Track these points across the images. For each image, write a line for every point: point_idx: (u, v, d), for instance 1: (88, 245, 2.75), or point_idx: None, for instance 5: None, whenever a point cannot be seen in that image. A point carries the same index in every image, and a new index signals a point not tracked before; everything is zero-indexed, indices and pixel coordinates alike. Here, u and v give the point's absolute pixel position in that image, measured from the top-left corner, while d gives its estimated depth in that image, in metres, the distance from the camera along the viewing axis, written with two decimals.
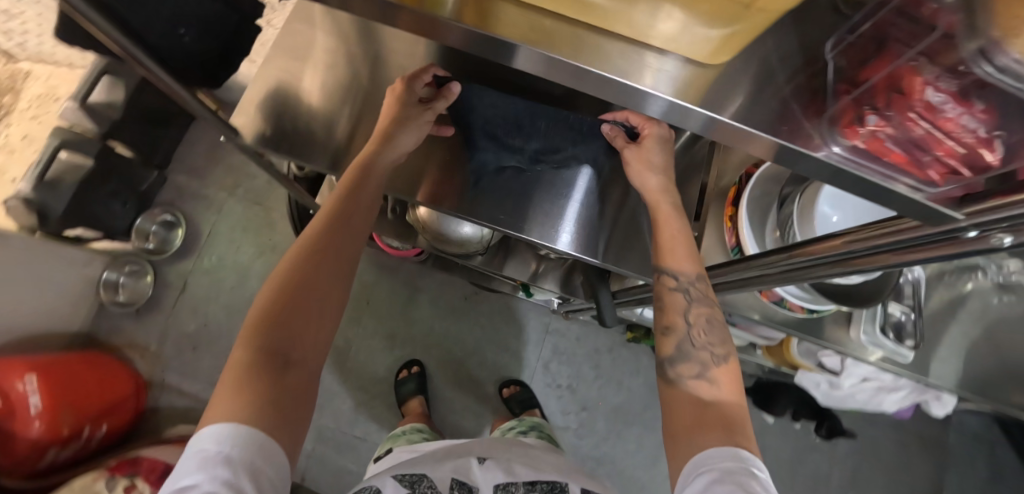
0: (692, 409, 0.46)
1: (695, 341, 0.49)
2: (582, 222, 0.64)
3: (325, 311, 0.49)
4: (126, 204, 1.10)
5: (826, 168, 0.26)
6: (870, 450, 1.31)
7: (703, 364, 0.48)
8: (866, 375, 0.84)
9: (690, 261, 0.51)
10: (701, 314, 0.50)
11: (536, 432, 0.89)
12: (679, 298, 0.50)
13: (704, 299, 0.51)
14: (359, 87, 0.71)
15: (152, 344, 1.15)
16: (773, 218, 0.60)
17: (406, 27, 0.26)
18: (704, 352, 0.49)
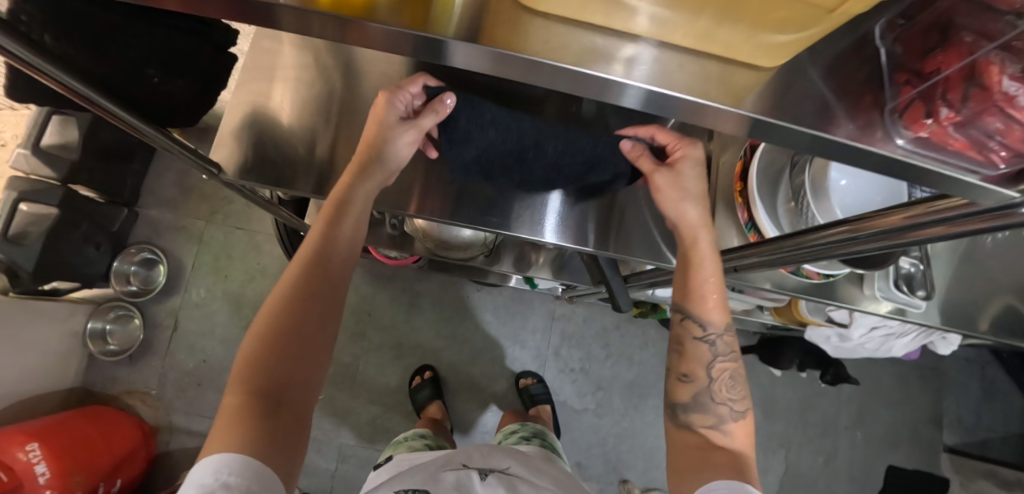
0: (698, 452, 0.49)
1: (714, 396, 0.51)
2: (591, 214, 0.63)
3: (318, 337, 0.46)
4: (101, 248, 1.05)
5: (892, 162, 0.26)
6: (874, 388, 1.36)
7: (719, 418, 0.50)
8: (874, 324, 0.86)
9: (719, 310, 0.52)
10: (725, 370, 0.52)
11: (537, 440, 0.83)
12: (705, 349, 0.52)
13: (728, 353, 0.52)
14: (336, 101, 0.67)
15: (152, 388, 1.11)
16: (785, 187, 0.60)
17: (359, 42, 0.24)
18: (722, 407, 0.50)
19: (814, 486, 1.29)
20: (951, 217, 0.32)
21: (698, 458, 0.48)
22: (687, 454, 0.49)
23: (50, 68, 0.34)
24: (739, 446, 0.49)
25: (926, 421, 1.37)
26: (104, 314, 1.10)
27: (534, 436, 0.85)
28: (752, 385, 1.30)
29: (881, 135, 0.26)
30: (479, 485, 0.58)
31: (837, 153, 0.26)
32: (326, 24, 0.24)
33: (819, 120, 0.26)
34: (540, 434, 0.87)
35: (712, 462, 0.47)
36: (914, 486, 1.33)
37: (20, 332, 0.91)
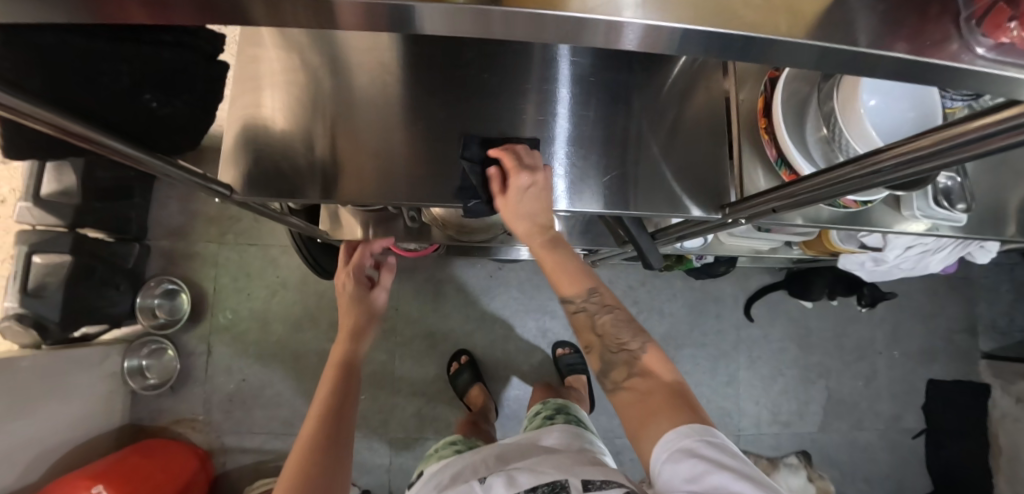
0: (635, 404, 0.47)
1: (610, 347, 0.50)
2: (607, 177, 0.66)
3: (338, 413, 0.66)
4: (121, 286, 1.05)
5: (967, 73, 0.25)
6: (907, 305, 1.35)
7: (629, 365, 0.49)
8: (909, 243, 0.84)
9: (580, 282, 0.52)
10: (608, 322, 0.51)
11: (562, 415, 0.83)
12: (582, 319, 0.51)
13: (604, 310, 0.51)
14: (328, 97, 0.65)
15: (198, 414, 1.12)
16: (814, 115, 0.57)
17: (351, 25, 0.22)
18: (624, 354, 0.50)
19: (857, 409, 1.31)
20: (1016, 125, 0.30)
21: (640, 408, 0.46)
22: (629, 410, 0.47)
23: (33, 106, 0.31)
24: (659, 377, 0.49)
25: (960, 331, 1.37)
26: (137, 351, 1.10)
27: (559, 411, 0.84)
28: (784, 321, 1.30)
29: (958, 47, 0.25)
30: (480, 486, 0.56)
31: (849, 63, 0.25)
32: (303, 12, 0.21)
33: (880, 38, 0.24)
34: (563, 410, 0.86)
35: (653, 414, 0.45)
36: (953, 394, 1.34)
37: (59, 381, 0.92)
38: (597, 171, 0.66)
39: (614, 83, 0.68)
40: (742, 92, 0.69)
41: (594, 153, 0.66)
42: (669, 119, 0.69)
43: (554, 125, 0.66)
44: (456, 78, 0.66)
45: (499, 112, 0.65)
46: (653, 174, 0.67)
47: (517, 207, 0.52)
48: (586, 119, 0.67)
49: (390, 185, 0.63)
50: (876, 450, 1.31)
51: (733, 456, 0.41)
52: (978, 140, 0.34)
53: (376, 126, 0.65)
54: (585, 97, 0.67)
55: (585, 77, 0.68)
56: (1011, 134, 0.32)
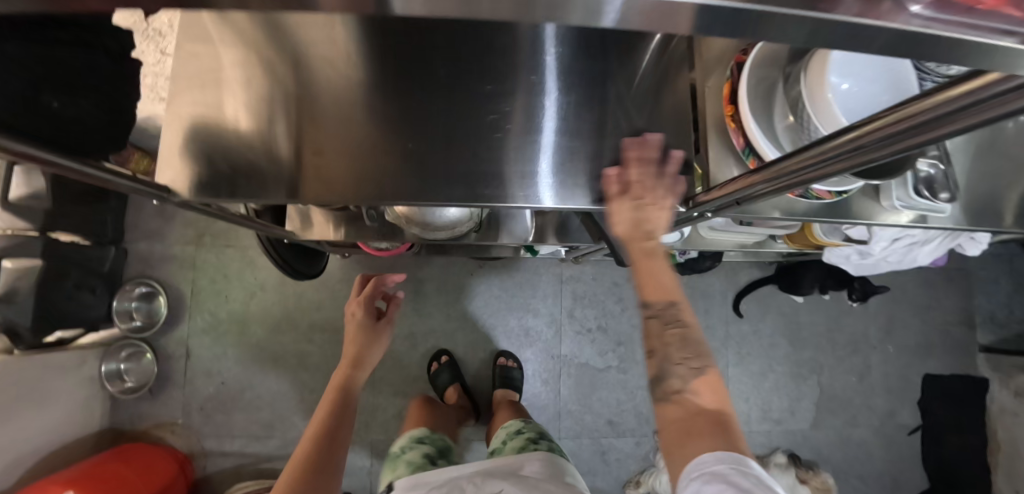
0: (682, 415, 0.48)
1: (673, 358, 0.50)
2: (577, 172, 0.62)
3: (337, 441, 0.65)
4: (95, 290, 1.04)
5: (900, 37, 0.20)
6: (902, 297, 1.32)
7: (682, 379, 0.50)
8: (896, 235, 0.81)
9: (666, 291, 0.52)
10: (674, 335, 0.51)
11: (546, 442, 0.80)
12: (653, 325, 0.52)
13: (677, 322, 0.52)
14: (286, 94, 0.63)
15: (178, 418, 1.11)
16: (781, 102, 0.55)
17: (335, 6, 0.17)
18: (682, 367, 0.50)
19: (851, 405, 1.28)
20: (969, 104, 0.28)
21: (684, 426, 0.47)
22: (672, 424, 0.48)
23: None
24: (712, 403, 0.49)
25: (958, 323, 1.33)
26: (116, 354, 1.09)
27: (542, 435, 0.82)
28: (775, 316, 1.27)
29: (891, 4, 0.20)
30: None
31: (835, 35, 0.21)
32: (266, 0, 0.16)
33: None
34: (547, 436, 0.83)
35: (695, 436, 0.46)
36: (951, 389, 1.31)
37: (33, 386, 0.91)
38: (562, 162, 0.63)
39: (592, 76, 0.66)
40: (709, 80, 0.66)
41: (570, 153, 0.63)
42: (643, 111, 0.65)
43: (543, 124, 0.63)
44: (416, 71, 0.64)
45: (461, 105, 0.63)
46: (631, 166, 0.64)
47: (624, 215, 0.56)
48: (571, 109, 0.64)
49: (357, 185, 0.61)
50: (872, 447, 1.27)
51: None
52: (931, 124, 0.31)
53: (336, 121, 0.63)
54: (547, 88, 0.64)
55: (566, 69, 0.65)
56: (966, 115, 0.29)
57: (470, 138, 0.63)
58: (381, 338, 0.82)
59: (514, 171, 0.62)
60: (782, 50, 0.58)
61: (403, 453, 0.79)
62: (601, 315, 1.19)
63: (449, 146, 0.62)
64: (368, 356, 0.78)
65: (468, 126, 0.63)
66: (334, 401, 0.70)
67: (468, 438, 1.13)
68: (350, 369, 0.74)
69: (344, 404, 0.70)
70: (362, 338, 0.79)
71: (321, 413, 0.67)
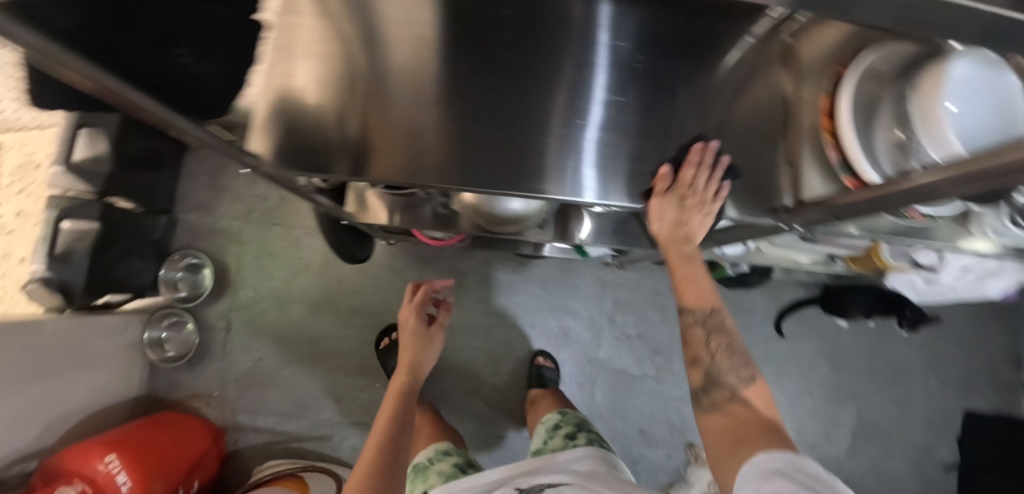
0: (726, 423, 0.53)
1: (719, 368, 0.57)
2: (642, 172, 0.64)
3: (400, 448, 0.73)
4: (145, 257, 1.05)
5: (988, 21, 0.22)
6: (948, 329, 1.28)
7: (732, 389, 0.56)
8: (967, 264, 0.80)
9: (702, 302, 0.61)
10: (721, 344, 0.59)
11: (585, 434, 0.80)
12: (696, 332, 0.60)
13: (719, 332, 0.59)
14: (363, 70, 0.61)
15: (214, 391, 1.12)
16: (885, 119, 0.54)
17: None
18: (729, 378, 0.56)
19: (888, 435, 1.24)
20: None
21: (730, 438, 0.51)
22: (720, 436, 0.52)
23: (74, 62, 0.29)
24: (754, 414, 0.54)
25: (1003, 360, 1.29)
26: (158, 323, 1.10)
27: (580, 429, 0.81)
28: (815, 337, 1.24)
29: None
30: None
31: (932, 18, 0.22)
32: None
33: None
34: (585, 425, 0.84)
35: (749, 439, 0.49)
36: (991, 428, 1.27)
37: (80, 347, 0.92)
38: (632, 158, 0.63)
39: (654, 71, 0.63)
40: (804, 89, 0.65)
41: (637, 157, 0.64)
42: (721, 115, 0.64)
43: (586, 119, 0.63)
44: (496, 59, 0.63)
45: (537, 96, 0.63)
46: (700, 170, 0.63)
47: (664, 218, 0.63)
48: (619, 105, 0.64)
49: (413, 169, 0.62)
50: (907, 481, 1.24)
51: (832, 490, 0.40)
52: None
53: (410, 103, 0.62)
54: (629, 86, 0.63)
55: (635, 65, 0.63)
56: None
57: (528, 128, 0.63)
58: (431, 347, 0.91)
59: (575, 162, 0.62)
60: (887, 64, 0.55)
61: (432, 464, 0.82)
62: (641, 322, 1.18)
63: (520, 136, 0.63)
64: (418, 364, 0.87)
65: (538, 120, 0.63)
66: (394, 410, 0.78)
67: (499, 435, 1.12)
68: (407, 376, 0.84)
69: (403, 412, 0.78)
70: (417, 346, 0.90)
71: (385, 414, 0.77)
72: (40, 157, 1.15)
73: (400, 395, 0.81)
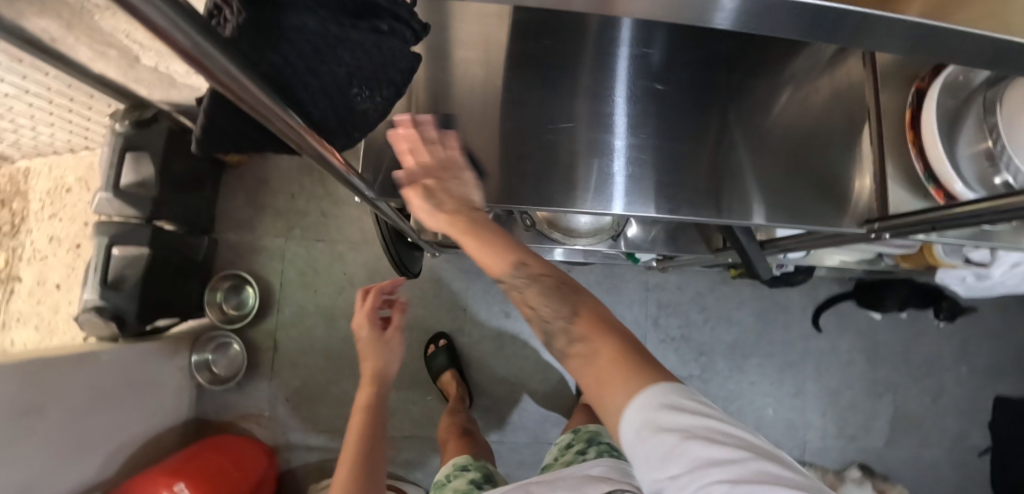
0: (590, 367, 0.37)
1: (551, 323, 0.39)
2: (710, 177, 0.66)
3: (375, 464, 0.77)
4: (190, 279, 1.04)
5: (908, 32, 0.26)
6: (976, 317, 1.31)
7: (569, 336, 0.38)
8: (1017, 260, 0.83)
9: (501, 258, 0.41)
10: (546, 293, 0.40)
11: (595, 447, 0.76)
12: (521, 301, 0.41)
13: (533, 282, 0.40)
14: (435, 91, 0.62)
15: (264, 411, 1.11)
16: (972, 127, 0.55)
17: None
18: (561, 327, 0.39)
19: (924, 424, 1.28)
20: None
21: (595, 373, 0.36)
22: (598, 383, 0.36)
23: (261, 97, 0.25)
24: (595, 336, 0.37)
25: None
26: (205, 346, 1.09)
27: (590, 444, 0.78)
28: (853, 332, 1.27)
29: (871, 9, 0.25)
30: None
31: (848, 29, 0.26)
32: None
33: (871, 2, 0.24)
34: (595, 439, 0.80)
35: (606, 385, 0.35)
36: None
37: (134, 374, 0.91)
38: (697, 163, 0.66)
39: (704, 84, 0.70)
40: (882, 98, 0.65)
41: (699, 168, 0.66)
42: (774, 126, 0.69)
43: (614, 128, 0.65)
44: (559, 73, 0.66)
45: (602, 105, 0.66)
46: (743, 179, 0.66)
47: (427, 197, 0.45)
48: (642, 113, 0.67)
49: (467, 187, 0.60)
50: (944, 468, 1.27)
51: (714, 424, 0.31)
52: None
53: (479, 122, 0.62)
54: (682, 98, 0.69)
55: (686, 80, 0.69)
56: None
57: (568, 142, 0.64)
58: (391, 351, 0.90)
59: (646, 168, 0.64)
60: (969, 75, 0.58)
61: (449, 481, 0.75)
62: (684, 324, 1.19)
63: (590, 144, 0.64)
64: (383, 371, 0.88)
65: (579, 137, 0.64)
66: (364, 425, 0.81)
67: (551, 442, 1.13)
68: (372, 387, 0.85)
69: (374, 425, 0.81)
70: (377, 354, 0.88)
71: (353, 438, 0.78)
72: (69, 182, 1.01)
73: (368, 406, 0.83)
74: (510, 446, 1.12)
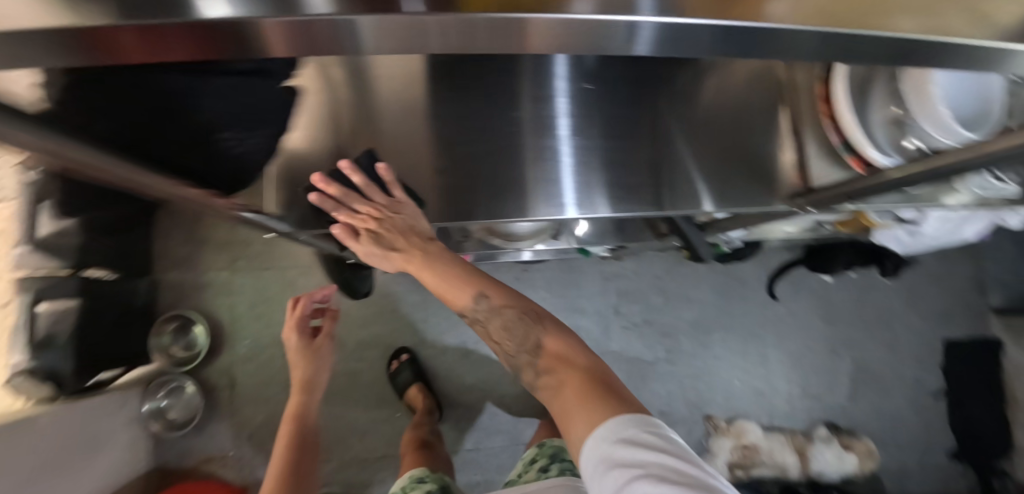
0: (553, 395, 0.47)
1: (510, 353, 0.51)
2: (624, 172, 0.69)
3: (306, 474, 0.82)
4: (130, 326, 1.00)
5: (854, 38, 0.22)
6: (920, 268, 1.37)
7: (530, 366, 0.50)
8: (943, 216, 0.86)
9: (465, 296, 0.52)
10: (498, 326, 0.51)
11: (558, 464, 0.80)
12: (479, 329, 0.53)
13: (493, 314, 0.51)
14: (355, 121, 0.63)
15: (228, 451, 1.07)
16: (881, 94, 0.56)
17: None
18: (523, 357, 0.50)
19: (882, 376, 1.33)
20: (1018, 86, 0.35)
21: (558, 401, 0.46)
22: (557, 398, 0.47)
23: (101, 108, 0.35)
24: (552, 367, 0.48)
25: (971, 290, 1.39)
26: (156, 392, 1.04)
27: (553, 461, 0.81)
28: (807, 296, 1.31)
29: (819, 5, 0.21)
30: None
31: (786, 42, 0.22)
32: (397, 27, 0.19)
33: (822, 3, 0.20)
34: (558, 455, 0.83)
35: (570, 415, 0.45)
36: (970, 353, 1.37)
37: (82, 434, 0.86)
38: (619, 161, 0.69)
39: (634, 74, 0.66)
40: (799, 74, 0.66)
41: (636, 167, 0.69)
42: (699, 111, 0.69)
43: (550, 133, 0.66)
44: (481, 81, 0.63)
45: (521, 111, 0.65)
46: (682, 174, 0.70)
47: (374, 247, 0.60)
48: (584, 116, 0.67)
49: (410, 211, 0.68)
50: (905, 415, 1.33)
51: (660, 460, 0.38)
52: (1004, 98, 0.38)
53: (405, 142, 0.65)
54: (612, 97, 0.67)
55: (613, 71, 0.66)
56: None
57: (510, 154, 0.67)
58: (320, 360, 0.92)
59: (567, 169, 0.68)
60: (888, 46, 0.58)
61: None
62: (645, 309, 1.21)
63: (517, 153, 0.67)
64: (316, 375, 0.92)
65: (525, 150, 0.66)
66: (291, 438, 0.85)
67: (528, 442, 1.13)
68: (302, 396, 0.89)
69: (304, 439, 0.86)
70: (308, 362, 0.91)
71: (279, 456, 0.81)
72: None
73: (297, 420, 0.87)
74: (486, 451, 1.12)
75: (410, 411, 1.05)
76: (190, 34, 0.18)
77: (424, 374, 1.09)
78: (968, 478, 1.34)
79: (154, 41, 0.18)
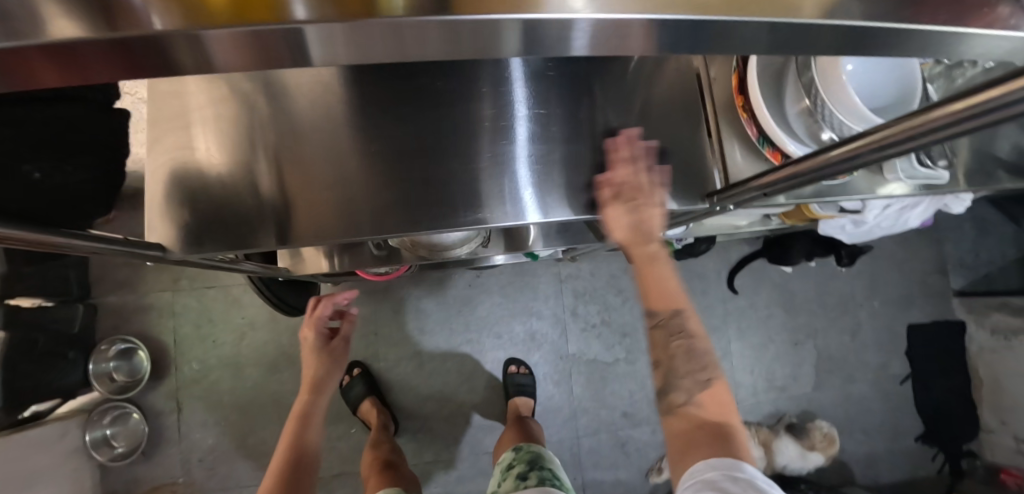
0: (681, 423, 0.53)
1: (677, 371, 0.53)
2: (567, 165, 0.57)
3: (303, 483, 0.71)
4: (67, 354, 0.96)
5: (829, 33, 0.19)
6: (879, 254, 1.37)
7: (688, 391, 0.53)
8: (886, 203, 0.84)
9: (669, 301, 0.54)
10: (680, 346, 0.54)
11: (536, 471, 0.77)
12: (658, 334, 0.54)
13: (682, 334, 0.54)
14: (268, 128, 0.56)
15: (179, 477, 1.04)
16: (792, 87, 0.54)
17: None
18: (687, 380, 0.53)
19: (846, 364, 1.33)
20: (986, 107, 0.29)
21: (684, 436, 0.51)
22: (674, 425, 0.53)
23: None
24: (712, 413, 0.53)
25: (933, 273, 1.39)
26: (100, 420, 1.01)
27: (533, 468, 0.78)
28: (768, 288, 1.30)
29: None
30: None
31: (738, 42, 0.19)
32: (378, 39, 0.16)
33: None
34: (538, 461, 0.80)
35: (693, 446, 0.50)
36: (934, 336, 1.37)
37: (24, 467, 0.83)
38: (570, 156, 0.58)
39: (571, 77, 0.61)
40: (713, 69, 0.66)
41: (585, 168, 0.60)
42: (638, 104, 0.62)
43: (486, 125, 0.57)
44: (407, 84, 0.58)
45: (449, 110, 0.57)
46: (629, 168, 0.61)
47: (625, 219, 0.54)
48: (543, 119, 0.59)
49: (346, 217, 0.54)
50: (870, 401, 1.33)
51: None
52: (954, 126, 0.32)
53: (323, 152, 0.56)
54: (557, 94, 0.60)
55: (543, 72, 0.60)
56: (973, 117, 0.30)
57: (434, 153, 0.56)
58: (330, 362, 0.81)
59: (507, 166, 0.56)
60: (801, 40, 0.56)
61: None
62: (603, 309, 1.19)
63: (455, 155, 0.56)
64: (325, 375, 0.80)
65: (479, 151, 0.56)
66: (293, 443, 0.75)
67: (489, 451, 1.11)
68: (310, 396, 0.78)
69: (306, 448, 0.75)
70: (319, 365, 0.80)
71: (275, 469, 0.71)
72: None
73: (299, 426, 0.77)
74: (446, 463, 1.10)
75: (364, 426, 1.03)
76: (112, 54, 0.14)
77: (378, 387, 1.08)
78: (936, 461, 1.34)
79: (74, 66, 0.14)
